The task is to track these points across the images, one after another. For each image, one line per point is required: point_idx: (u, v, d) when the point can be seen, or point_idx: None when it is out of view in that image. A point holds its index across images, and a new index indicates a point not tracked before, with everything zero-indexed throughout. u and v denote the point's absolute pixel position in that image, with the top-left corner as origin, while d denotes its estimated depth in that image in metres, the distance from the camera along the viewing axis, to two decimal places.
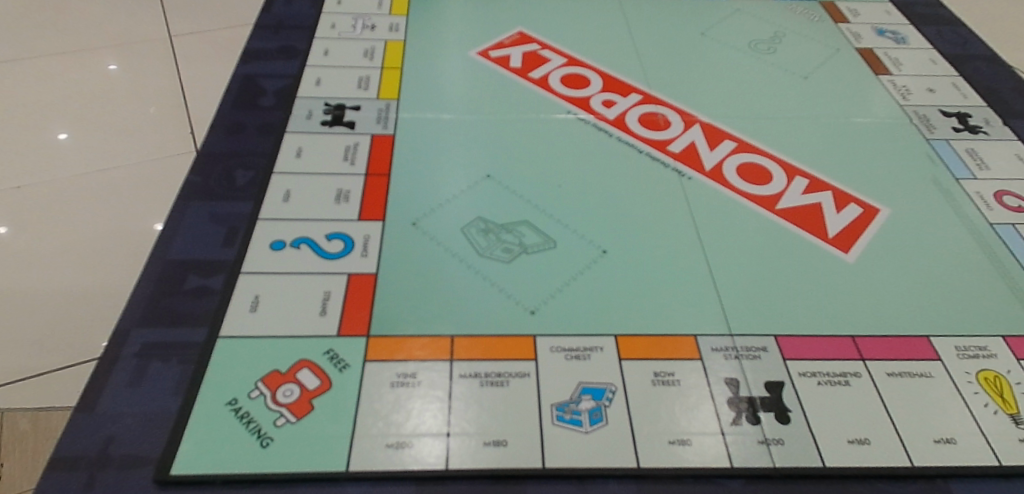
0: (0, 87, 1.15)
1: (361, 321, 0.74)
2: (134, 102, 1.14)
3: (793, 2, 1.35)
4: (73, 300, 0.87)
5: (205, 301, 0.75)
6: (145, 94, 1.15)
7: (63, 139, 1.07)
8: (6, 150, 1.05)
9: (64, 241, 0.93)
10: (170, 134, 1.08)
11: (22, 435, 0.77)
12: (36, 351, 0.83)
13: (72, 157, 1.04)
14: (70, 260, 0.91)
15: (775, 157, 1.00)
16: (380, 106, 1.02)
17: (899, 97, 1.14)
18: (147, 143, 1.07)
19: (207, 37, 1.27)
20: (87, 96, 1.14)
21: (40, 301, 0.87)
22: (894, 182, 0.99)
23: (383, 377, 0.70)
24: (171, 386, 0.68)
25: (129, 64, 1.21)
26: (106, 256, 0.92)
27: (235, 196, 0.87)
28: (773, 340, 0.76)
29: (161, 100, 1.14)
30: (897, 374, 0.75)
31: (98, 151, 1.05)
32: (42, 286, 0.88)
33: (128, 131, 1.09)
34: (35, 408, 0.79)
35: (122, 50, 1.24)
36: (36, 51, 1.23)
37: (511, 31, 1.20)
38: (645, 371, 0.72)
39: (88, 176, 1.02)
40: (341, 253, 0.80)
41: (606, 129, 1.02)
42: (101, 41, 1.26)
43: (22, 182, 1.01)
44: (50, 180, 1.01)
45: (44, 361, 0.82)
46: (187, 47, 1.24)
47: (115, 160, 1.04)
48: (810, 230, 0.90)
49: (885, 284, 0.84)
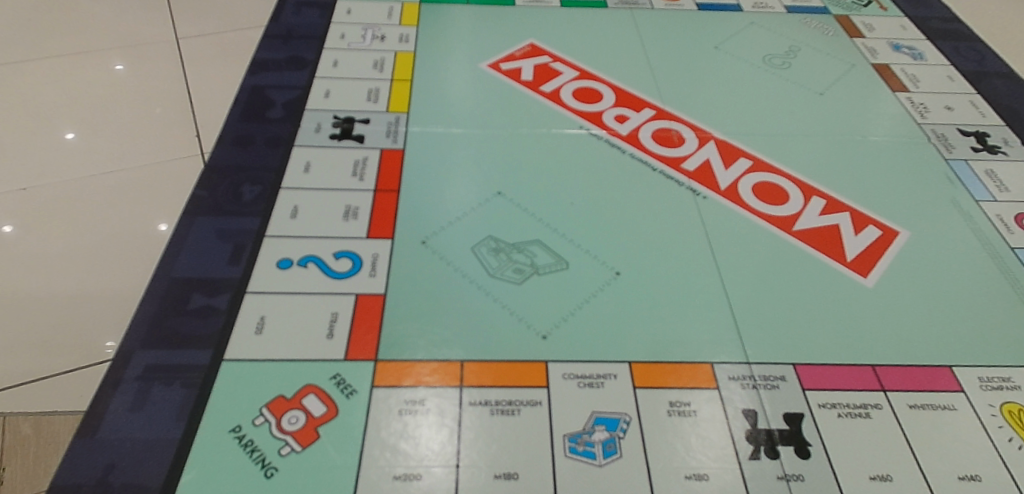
0: (8, 88, 1.14)
1: (368, 344, 0.72)
2: (142, 105, 1.12)
3: (808, 15, 1.33)
4: (78, 304, 0.85)
5: (210, 321, 0.73)
6: (153, 97, 1.14)
7: (70, 138, 1.06)
8: (13, 152, 1.03)
9: (68, 244, 0.91)
10: (177, 136, 1.07)
11: (23, 440, 0.75)
12: (36, 355, 0.81)
13: (78, 158, 1.03)
14: (77, 263, 0.89)
15: (791, 176, 0.97)
16: (390, 119, 1.00)
17: (917, 115, 1.12)
18: (156, 146, 1.05)
19: (215, 39, 1.25)
20: (95, 97, 1.13)
21: (41, 304, 0.85)
22: (913, 203, 0.97)
23: (391, 404, 0.68)
24: (174, 412, 0.66)
25: (136, 65, 1.19)
26: (113, 259, 0.90)
27: (241, 211, 0.85)
28: (791, 369, 0.74)
29: (168, 102, 1.12)
30: (919, 406, 0.73)
31: (105, 152, 1.04)
32: (44, 289, 0.87)
33: (137, 134, 1.07)
34: (37, 413, 0.77)
35: (129, 52, 1.22)
36: (43, 52, 1.22)
37: (522, 43, 1.18)
38: (659, 400, 0.70)
39: (94, 178, 1.00)
40: (349, 272, 0.79)
41: (619, 145, 1.00)
42: (109, 42, 1.24)
43: (29, 184, 0.99)
44: (56, 181, 0.99)
45: (44, 365, 0.80)
46: (194, 51, 1.23)
47: (124, 163, 1.02)
48: (828, 253, 0.87)
49: (906, 309, 0.82)
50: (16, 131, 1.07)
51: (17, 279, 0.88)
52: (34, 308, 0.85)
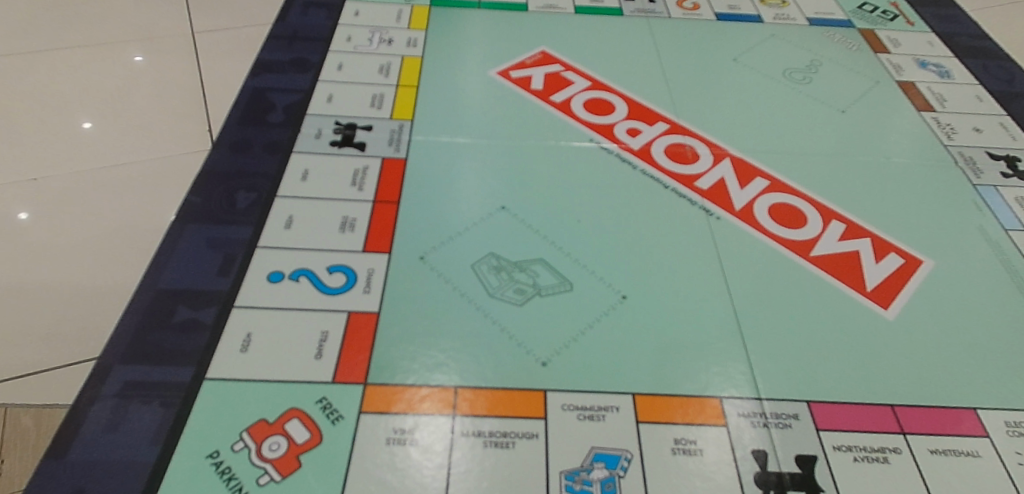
0: (17, 78, 1.11)
1: (358, 366, 0.69)
2: (152, 98, 1.09)
3: (830, 29, 1.29)
4: (75, 301, 0.82)
5: (194, 336, 0.70)
6: (167, 89, 1.11)
7: (86, 127, 1.03)
8: (19, 143, 1.01)
9: (69, 236, 0.88)
10: (189, 130, 1.03)
11: (24, 432, 0.72)
12: (40, 345, 0.78)
13: (93, 150, 1.00)
14: (77, 257, 0.86)
15: (809, 197, 0.93)
16: (393, 126, 0.97)
17: (943, 136, 1.07)
18: (164, 140, 1.02)
19: (230, 34, 1.22)
20: (111, 88, 1.11)
21: (52, 295, 0.83)
22: (939, 231, 0.92)
23: (379, 431, 0.64)
24: (151, 433, 0.63)
25: (155, 57, 1.17)
26: (115, 255, 0.86)
27: (234, 220, 0.82)
28: (805, 406, 0.70)
29: (182, 96, 1.09)
30: (941, 451, 0.68)
31: (117, 144, 1.01)
32: (55, 279, 0.84)
33: (145, 127, 1.04)
34: (40, 405, 0.74)
35: (148, 45, 1.20)
36: (61, 42, 1.19)
37: (533, 51, 1.14)
38: (663, 436, 0.66)
39: (104, 171, 0.97)
40: (342, 288, 0.75)
41: (630, 160, 0.96)
42: (126, 34, 1.22)
43: (38, 174, 0.96)
44: (68, 172, 0.97)
45: (46, 355, 0.78)
46: (209, 44, 1.20)
47: (131, 156, 1.00)
48: (846, 282, 0.83)
49: (928, 345, 0.77)
50: (32, 120, 1.04)
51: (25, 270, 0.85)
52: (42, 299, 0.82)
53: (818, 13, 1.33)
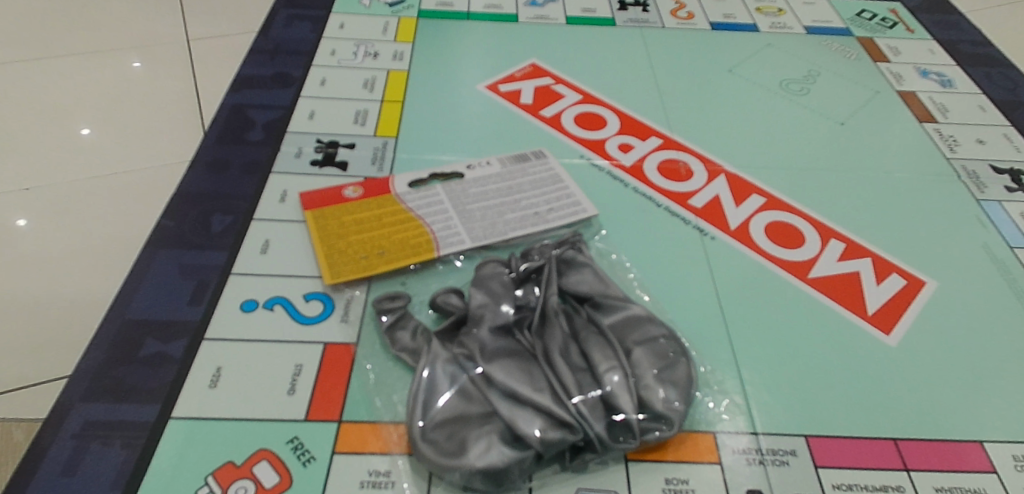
0: None
1: (332, 402, 0.65)
2: (133, 110, 1.06)
3: (828, 37, 1.25)
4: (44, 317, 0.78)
5: (162, 370, 0.68)
6: (155, 99, 1.08)
7: (86, 134, 1.01)
8: None
9: (41, 253, 0.85)
10: (169, 143, 1.00)
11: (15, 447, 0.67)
12: (16, 365, 0.75)
13: (79, 160, 0.97)
14: (48, 273, 0.82)
15: (807, 215, 0.90)
16: (377, 144, 0.94)
17: (945, 148, 1.03)
18: (144, 153, 0.99)
19: (222, 42, 1.19)
20: (98, 98, 1.07)
21: (25, 314, 0.79)
22: (942, 249, 0.89)
23: (354, 473, 0.61)
24: (112, 477, 0.60)
25: (151, 65, 1.14)
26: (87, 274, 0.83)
27: (209, 245, 0.80)
28: (802, 442, 0.67)
29: (164, 107, 1.06)
30: (947, 489, 0.65)
31: (112, 152, 0.98)
32: (29, 295, 0.81)
33: (124, 140, 1.00)
34: (32, 419, 0.69)
35: (145, 52, 1.17)
36: (52, 49, 1.16)
37: (523, 63, 1.11)
38: (653, 476, 0.63)
39: (80, 186, 0.94)
40: (319, 317, 0.72)
41: (622, 178, 0.93)
42: (118, 42, 1.19)
43: (24, 186, 0.93)
44: (60, 181, 0.94)
45: (17, 369, 0.74)
46: (201, 52, 1.17)
47: (108, 168, 0.96)
48: (846, 305, 0.79)
49: (931, 373, 0.74)
50: (19, 130, 1.01)
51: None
52: (12, 314, 0.78)
53: (815, 21, 1.29)
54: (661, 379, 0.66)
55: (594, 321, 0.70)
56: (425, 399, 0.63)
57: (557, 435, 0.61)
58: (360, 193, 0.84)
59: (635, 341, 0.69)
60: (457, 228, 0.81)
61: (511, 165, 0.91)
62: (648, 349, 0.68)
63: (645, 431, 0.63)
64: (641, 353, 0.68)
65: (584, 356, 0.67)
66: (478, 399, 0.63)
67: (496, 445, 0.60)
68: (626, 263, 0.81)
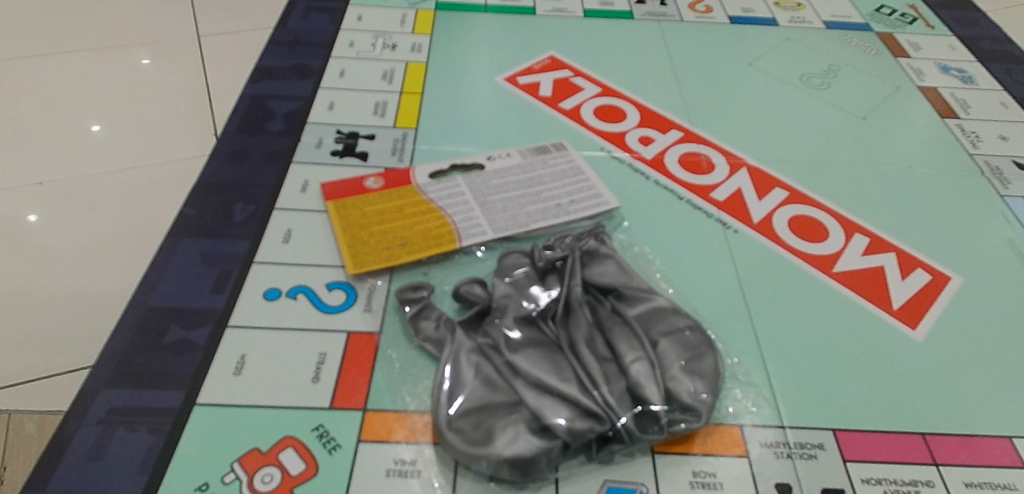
0: (16, 83, 1.08)
1: (357, 391, 0.65)
2: (154, 104, 1.06)
3: (848, 32, 1.24)
4: (70, 310, 0.79)
5: (186, 357, 0.67)
6: (174, 93, 1.08)
7: (96, 130, 1.01)
8: (17, 149, 0.98)
9: (66, 244, 0.86)
10: (191, 137, 1.01)
11: (28, 439, 0.71)
12: (46, 353, 0.76)
13: (96, 155, 0.97)
14: (74, 267, 0.83)
15: (831, 210, 0.89)
16: (397, 135, 0.93)
17: (968, 144, 1.02)
18: (165, 146, 0.99)
19: (237, 38, 1.19)
20: (116, 92, 1.08)
21: (50, 305, 0.80)
22: (966, 245, 0.88)
23: (379, 462, 0.61)
24: (138, 463, 0.60)
25: (168, 60, 1.14)
26: (110, 264, 0.84)
27: (231, 234, 0.79)
28: (830, 436, 0.66)
29: (185, 101, 1.07)
30: (977, 485, 0.64)
31: (130, 147, 0.99)
32: (53, 285, 0.82)
33: (146, 133, 1.01)
34: (44, 412, 0.72)
35: (153, 48, 1.17)
36: (66, 45, 1.17)
37: (541, 56, 1.11)
38: (680, 469, 0.62)
39: (101, 176, 0.94)
40: (342, 306, 0.72)
41: (643, 170, 0.92)
42: (130, 38, 1.19)
43: (45, 178, 0.94)
44: (83, 173, 0.95)
45: (46, 361, 0.76)
46: (221, 47, 1.17)
47: (130, 161, 0.97)
48: (872, 300, 0.78)
49: (958, 369, 0.73)
50: (39, 124, 1.02)
51: (24, 277, 0.82)
52: (39, 307, 0.80)
53: (834, 16, 1.28)
54: (688, 370, 0.66)
55: (618, 311, 0.70)
56: (450, 385, 0.63)
57: (584, 426, 0.60)
58: (382, 184, 0.84)
59: (660, 331, 0.68)
60: (479, 219, 0.81)
61: (532, 156, 0.91)
62: (674, 340, 0.68)
63: (673, 422, 0.63)
64: (667, 344, 0.67)
65: (610, 346, 0.66)
66: (503, 388, 0.63)
67: (523, 435, 0.59)
68: (648, 255, 0.81)
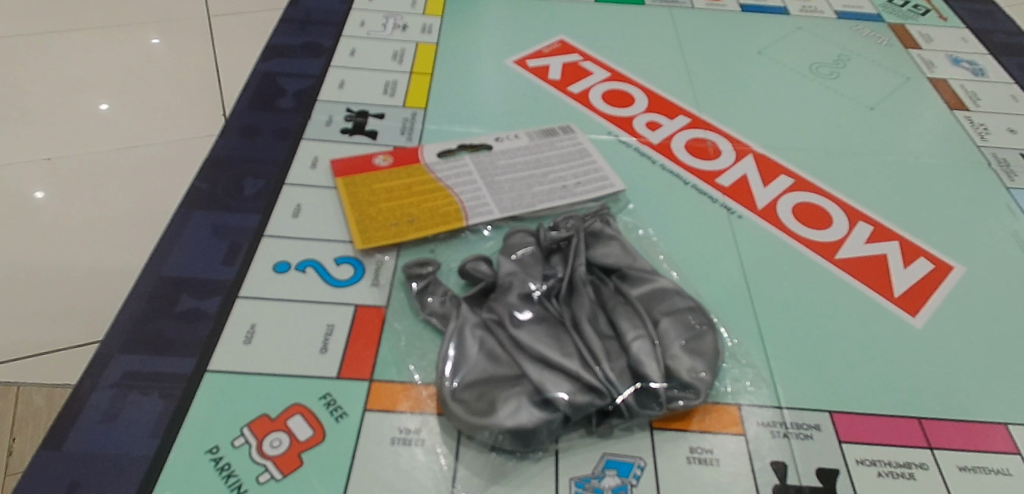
0: (33, 58, 1.10)
1: (364, 362, 0.67)
2: (166, 81, 1.07)
3: (860, 22, 1.24)
4: (83, 282, 0.81)
5: (197, 325, 0.69)
6: (186, 71, 1.09)
7: (106, 109, 1.02)
8: (35, 122, 1.00)
9: (78, 218, 0.87)
10: (203, 115, 1.02)
11: (37, 411, 0.73)
12: (58, 324, 0.78)
13: (107, 131, 0.99)
14: (86, 239, 0.85)
15: (835, 198, 0.89)
16: (406, 115, 0.94)
17: (976, 136, 1.02)
18: (177, 123, 1.00)
19: (249, 18, 1.20)
20: (128, 69, 1.09)
21: (62, 276, 0.82)
22: (971, 236, 0.88)
23: (384, 430, 0.62)
24: (149, 426, 0.62)
25: (180, 37, 1.15)
26: (124, 238, 0.85)
27: (241, 207, 0.81)
28: (827, 417, 0.67)
29: (197, 80, 1.08)
30: (970, 468, 0.65)
31: (141, 124, 1.00)
32: (66, 259, 0.83)
33: (158, 109, 1.03)
34: (48, 385, 0.75)
35: (169, 25, 1.18)
36: (81, 21, 1.18)
37: (551, 39, 1.11)
38: (678, 444, 0.63)
39: (114, 152, 0.96)
40: (350, 280, 0.73)
41: (649, 154, 0.93)
42: (144, 16, 1.20)
43: (53, 153, 0.95)
44: (96, 148, 0.96)
45: (60, 334, 0.77)
46: (231, 27, 1.18)
47: (141, 137, 0.98)
48: (874, 287, 0.79)
49: (957, 356, 0.74)
50: (52, 99, 1.03)
51: (38, 250, 0.84)
52: (54, 279, 0.82)
53: (846, 6, 1.28)
54: (688, 349, 0.67)
55: (622, 291, 0.71)
56: (456, 359, 0.64)
57: (585, 400, 0.61)
58: (390, 162, 0.85)
59: (661, 311, 0.69)
60: (485, 198, 0.82)
61: (539, 138, 0.91)
62: (675, 319, 0.69)
63: (672, 399, 0.64)
64: (668, 323, 0.68)
65: (612, 324, 0.68)
66: (507, 362, 0.64)
67: (525, 407, 0.61)
68: (653, 237, 0.82)
